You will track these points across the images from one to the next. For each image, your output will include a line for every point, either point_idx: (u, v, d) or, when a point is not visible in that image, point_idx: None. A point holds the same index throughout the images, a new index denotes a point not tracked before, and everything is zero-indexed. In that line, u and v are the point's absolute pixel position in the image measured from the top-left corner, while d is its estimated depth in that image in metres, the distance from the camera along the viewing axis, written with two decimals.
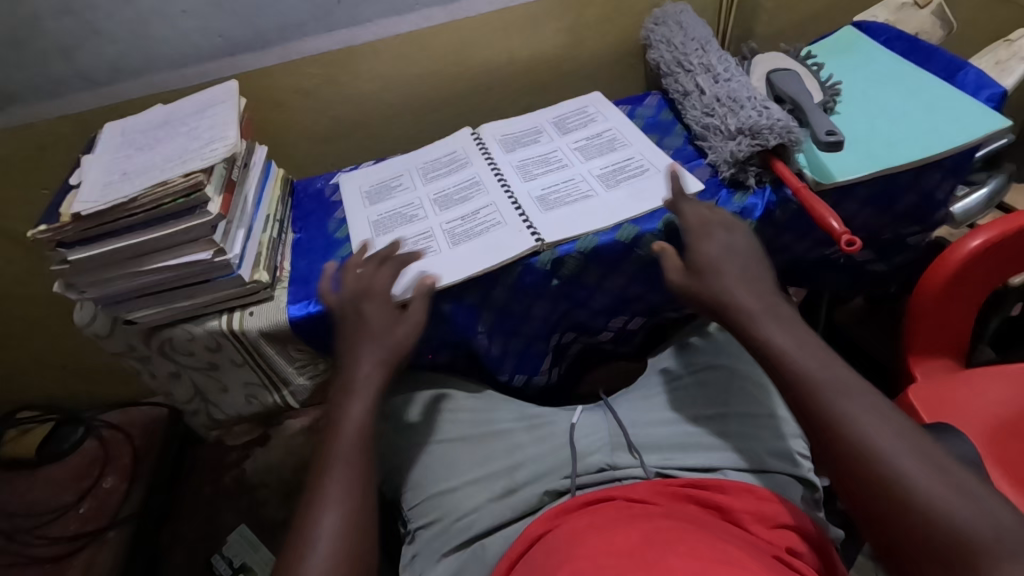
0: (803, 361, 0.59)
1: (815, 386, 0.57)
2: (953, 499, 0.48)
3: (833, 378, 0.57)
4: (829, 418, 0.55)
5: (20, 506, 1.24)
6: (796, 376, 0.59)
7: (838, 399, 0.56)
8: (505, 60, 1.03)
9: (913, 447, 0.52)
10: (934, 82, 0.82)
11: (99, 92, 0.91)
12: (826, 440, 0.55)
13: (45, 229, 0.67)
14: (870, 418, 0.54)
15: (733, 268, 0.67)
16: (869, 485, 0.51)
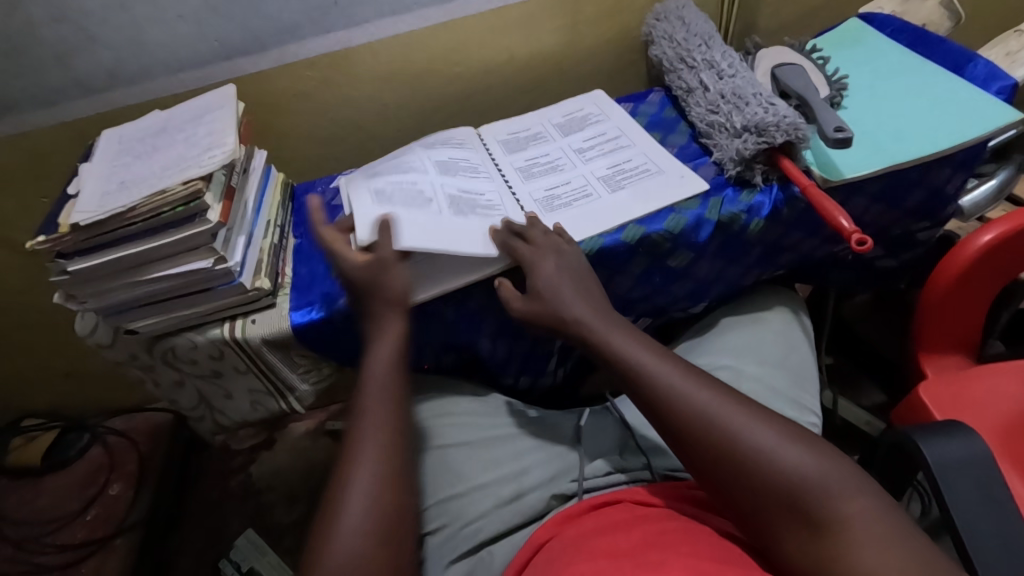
0: (645, 364, 0.59)
1: (662, 386, 0.57)
2: (802, 458, 0.50)
3: (676, 377, 0.57)
4: (684, 419, 0.55)
5: (27, 514, 1.24)
6: (648, 381, 0.58)
7: (688, 398, 0.55)
8: (505, 59, 1.01)
9: (762, 431, 0.52)
10: (943, 75, 0.80)
11: (96, 100, 0.90)
12: (691, 442, 0.54)
13: (43, 239, 0.66)
14: (721, 409, 0.54)
15: (566, 287, 0.66)
16: (736, 480, 0.51)
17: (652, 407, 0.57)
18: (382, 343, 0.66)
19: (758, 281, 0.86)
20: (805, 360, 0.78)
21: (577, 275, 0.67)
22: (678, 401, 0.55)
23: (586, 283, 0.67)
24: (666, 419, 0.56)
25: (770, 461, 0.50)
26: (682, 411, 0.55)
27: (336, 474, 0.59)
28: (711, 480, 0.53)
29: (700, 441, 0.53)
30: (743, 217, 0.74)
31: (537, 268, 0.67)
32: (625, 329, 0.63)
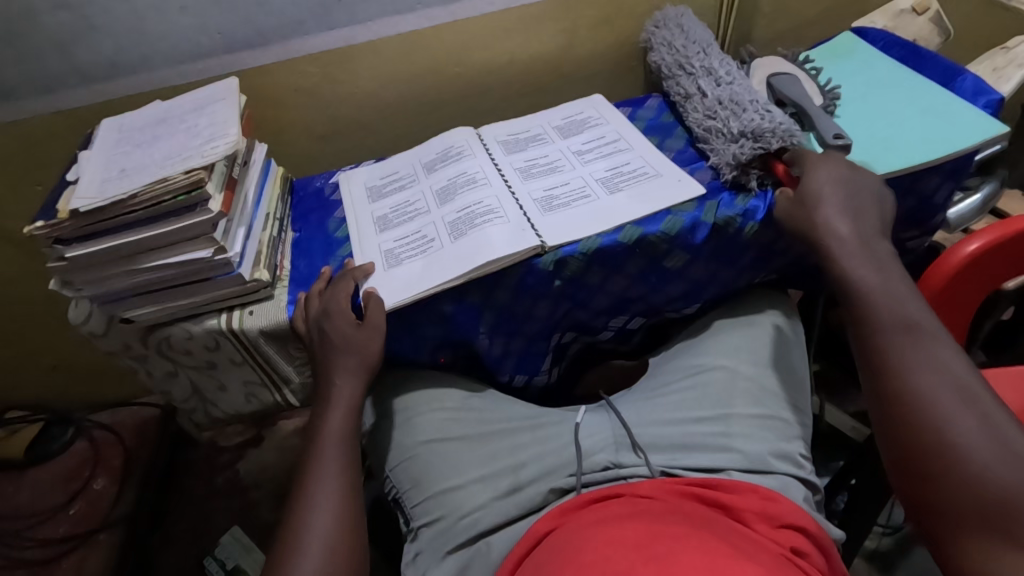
0: (897, 333, 0.60)
1: (892, 354, 0.59)
2: (1007, 470, 0.48)
3: (938, 354, 0.57)
4: (897, 389, 0.57)
5: (8, 508, 1.22)
6: (878, 347, 0.60)
7: (916, 375, 0.56)
8: (507, 61, 1.03)
9: (990, 430, 0.51)
10: (932, 87, 0.83)
11: (94, 89, 0.90)
12: (895, 412, 0.56)
13: (42, 225, 0.65)
14: (952, 395, 0.54)
15: (836, 198, 0.69)
16: (936, 464, 0.52)
17: (877, 372, 0.59)
18: (338, 404, 0.69)
19: (749, 285, 0.88)
20: (798, 360, 0.79)
21: (850, 195, 0.69)
22: (902, 371, 0.57)
23: (862, 245, 0.67)
24: (883, 384, 0.58)
25: (977, 461, 0.50)
26: (896, 381, 0.57)
27: (287, 538, 0.60)
28: (906, 456, 0.54)
29: (907, 413, 0.55)
30: (739, 220, 0.76)
31: (814, 170, 0.71)
32: (887, 278, 0.64)
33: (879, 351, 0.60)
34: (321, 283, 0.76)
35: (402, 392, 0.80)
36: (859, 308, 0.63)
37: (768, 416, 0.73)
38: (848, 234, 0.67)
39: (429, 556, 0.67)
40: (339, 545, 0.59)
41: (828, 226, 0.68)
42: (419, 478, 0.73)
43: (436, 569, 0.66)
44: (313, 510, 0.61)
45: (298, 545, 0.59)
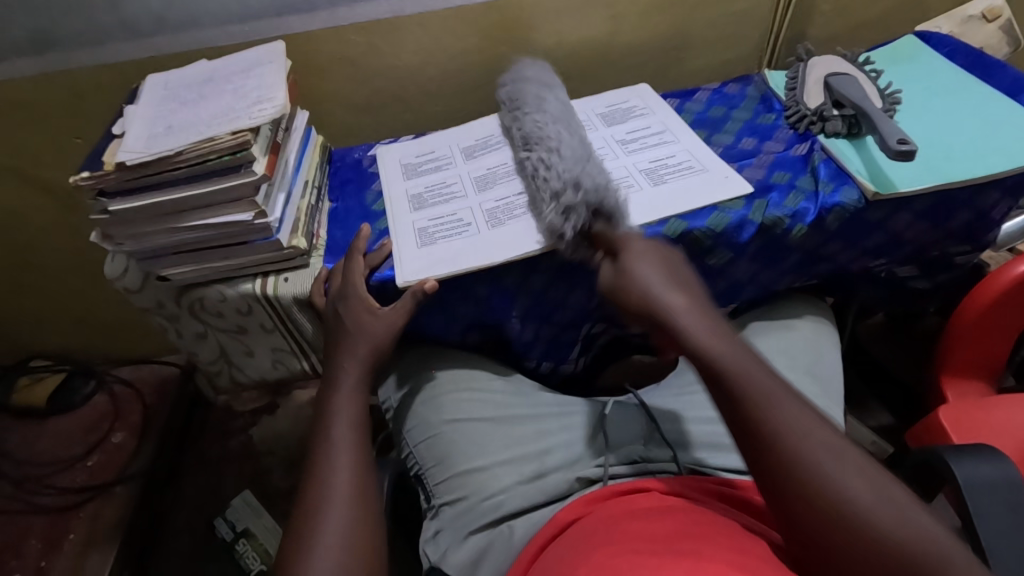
0: (735, 369, 0.51)
1: (764, 419, 0.49)
2: (898, 521, 0.43)
3: (787, 404, 0.49)
4: (777, 459, 0.47)
5: (28, 454, 1.24)
6: (751, 412, 0.49)
7: (793, 436, 0.47)
8: (554, 44, 1.01)
9: (877, 485, 0.45)
10: (997, 98, 0.80)
11: (141, 44, 0.89)
12: (779, 482, 0.47)
13: (87, 176, 0.65)
14: (821, 443, 0.47)
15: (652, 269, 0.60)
16: (833, 535, 0.44)
17: (754, 439, 0.49)
18: (361, 382, 0.67)
19: (787, 289, 0.86)
20: (833, 369, 0.78)
21: (672, 272, 0.60)
22: (779, 435, 0.48)
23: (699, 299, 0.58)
24: (754, 436, 0.49)
25: (867, 521, 0.43)
26: (778, 446, 0.48)
27: (307, 496, 0.57)
28: (798, 532, 0.46)
29: (793, 480, 0.46)
30: (787, 221, 0.74)
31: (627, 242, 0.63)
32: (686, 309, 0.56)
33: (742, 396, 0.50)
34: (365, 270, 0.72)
35: (429, 370, 0.79)
36: (709, 368, 0.52)
37: None
38: (686, 302, 0.57)
39: (450, 534, 0.67)
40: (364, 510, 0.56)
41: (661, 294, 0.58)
42: (442, 456, 0.73)
43: (457, 548, 0.66)
44: (331, 469, 0.58)
45: (318, 502, 0.56)
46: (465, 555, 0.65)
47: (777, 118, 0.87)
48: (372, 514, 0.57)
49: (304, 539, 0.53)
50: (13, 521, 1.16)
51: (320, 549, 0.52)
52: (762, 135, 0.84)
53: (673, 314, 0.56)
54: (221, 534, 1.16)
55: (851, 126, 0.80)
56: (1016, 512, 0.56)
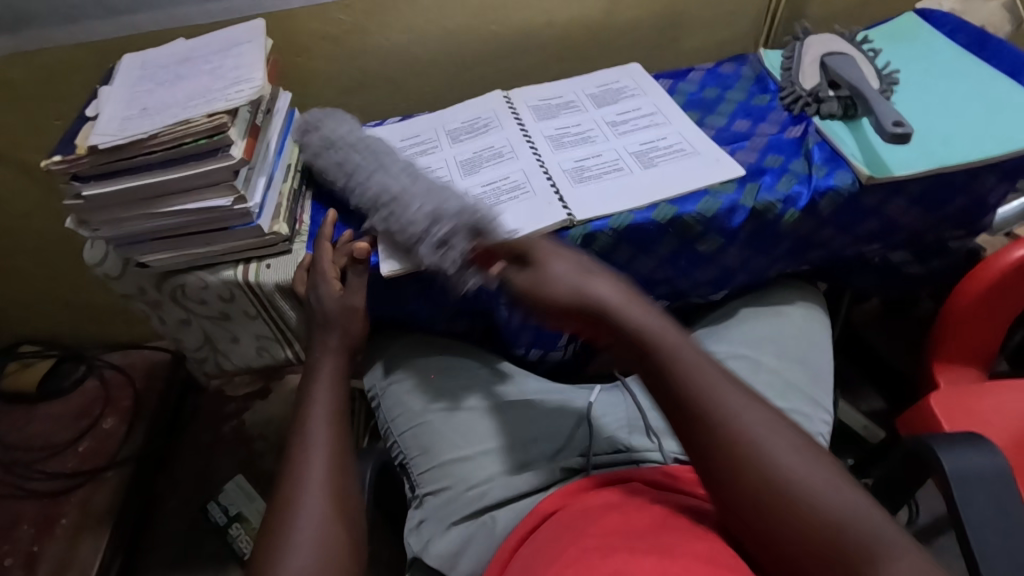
0: (671, 345, 0.51)
1: (698, 397, 0.49)
2: (827, 495, 0.44)
3: (725, 389, 0.49)
4: (716, 445, 0.47)
5: (20, 439, 1.24)
6: (689, 390, 0.49)
7: (735, 422, 0.47)
8: (545, 22, 0.98)
9: (806, 460, 0.46)
10: (997, 79, 0.78)
11: (117, 21, 0.86)
12: (718, 470, 0.47)
13: (59, 159, 0.63)
14: (761, 424, 0.47)
15: (569, 262, 0.59)
16: (768, 510, 0.44)
17: (687, 417, 0.49)
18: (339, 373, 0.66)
19: (779, 275, 0.85)
20: (823, 358, 0.77)
21: (592, 267, 0.59)
22: (713, 415, 0.47)
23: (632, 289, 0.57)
24: (688, 412, 0.49)
25: (807, 498, 0.44)
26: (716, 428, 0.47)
27: (284, 487, 0.56)
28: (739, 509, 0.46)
29: (728, 461, 0.46)
30: (779, 206, 0.73)
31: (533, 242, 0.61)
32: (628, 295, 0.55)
33: (676, 372, 0.50)
34: (340, 265, 0.71)
35: (413, 359, 0.79)
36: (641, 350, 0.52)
37: (793, 412, 0.70)
38: (615, 289, 0.55)
39: (434, 524, 0.67)
40: (341, 504, 0.55)
41: (587, 287, 0.56)
42: (427, 445, 0.72)
43: (439, 539, 0.65)
44: (308, 460, 0.57)
45: (297, 493, 0.55)
46: (448, 545, 0.64)
47: (771, 99, 0.84)
48: (351, 507, 0.56)
49: (282, 531, 0.52)
50: (6, 506, 1.16)
51: (296, 543, 0.51)
52: (757, 117, 0.82)
53: (600, 302, 0.55)
54: (213, 516, 1.15)
55: (847, 108, 0.78)
56: (1004, 503, 0.55)
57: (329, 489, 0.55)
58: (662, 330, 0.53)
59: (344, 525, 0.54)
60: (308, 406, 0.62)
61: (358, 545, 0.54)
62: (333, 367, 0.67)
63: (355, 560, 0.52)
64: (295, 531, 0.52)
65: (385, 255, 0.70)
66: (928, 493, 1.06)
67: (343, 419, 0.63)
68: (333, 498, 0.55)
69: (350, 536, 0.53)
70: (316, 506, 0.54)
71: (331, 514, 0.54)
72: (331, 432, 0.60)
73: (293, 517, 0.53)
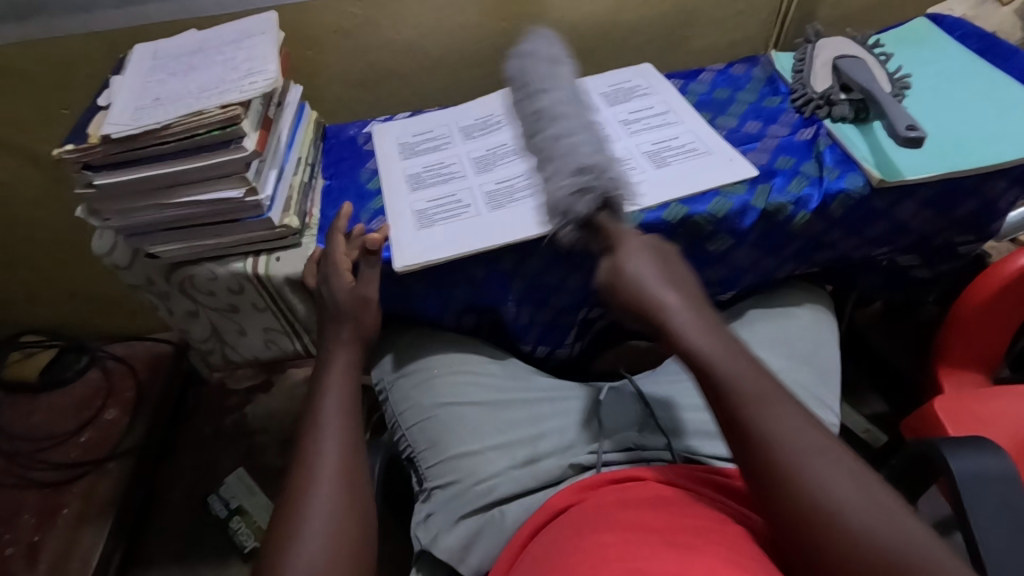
0: (729, 369, 0.49)
1: (753, 422, 0.47)
2: (875, 518, 0.42)
3: (782, 409, 0.48)
4: (772, 469, 0.46)
5: (22, 429, 1.24)
6: (739, 413, 0.48)
7: (785, 442, 0.46)
8: (556, 19, 0.98)
9: (855, 484, 0.44)
10: (1009, 84, 0.78)
11: (128, 11, 0.86)
12: (769, 494, 0.46)
13: (72, 148, 0.63)
14: (811, 447, 0.46)
15: (651, 269, 0.57)
16: (810, 531, 0.43)
17: (737, 439, 0.48)
18: (345, 367, 0.66)
19: (787, 277, 0.85)
20: (830, 359, 0.77)
21: (670, 270, 0.57)
22: (768, 437, 0.46)
23: (698, 301, 0.55)
24: (737, 432, 0.48)
25: (848, 522, 0.42)
26: (768, 450, 0.46)
27: (295, 479, 0.56)
28: (783, 530, 0.45)
29: (774, 478, 0.45)
30: (790, 208, 0.73)
31: (625, 239, 0.60)
32: (700, 318, 0.53)
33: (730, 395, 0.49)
34: (351, 258, 0.71)
35: (421, 353, 0.79)
36: (709, 373, 0.50)
37: None
38: (682, 302, 0.54)
39: (442, 517, 0.67)
40: (351, 496, 0.55)
41: (655, 294, 0.55)
42: (436, 438, 0.72)
43: (447, 533, 0.65)
44: (321, 453, 0.57)
45: (309, 484, 0.55)
46: (457, 539, 0.64)
47: (782, 101, 0.84)
48: (361, 499, 0.56)
49: (294, 521, 0.52)
50: (8, 496, 1.16)
51: (307, 534, 0.51)
52: (767, 119, 0.82)
53: (668, 313, 0.54)
54: (215, 510, 1.15)
55: (858, 110, 0.78)
56: (1013, 507, 0.55)
57: (340, 481, 0.55)
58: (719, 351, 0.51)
59: (355, 516, 0.54)
60: (319, 399, 0.63)
61: (368, 539, 0.54)
62: (343, 360, 0.67)
63: (364, 553, 0.53)
64: (308, 521, 0.52)
65: (399, 250, 0.70)
66: (929, 497, 1.06)
67: (353, 411, 0.62)
68: (344, 490, 0.55)
69: (360, 528, 0.53)
70: (328, 497, 0.54)
71: (342, 505, 0.54)
72: (340, 424, 0.60)
73: (305, 508, 0.53)
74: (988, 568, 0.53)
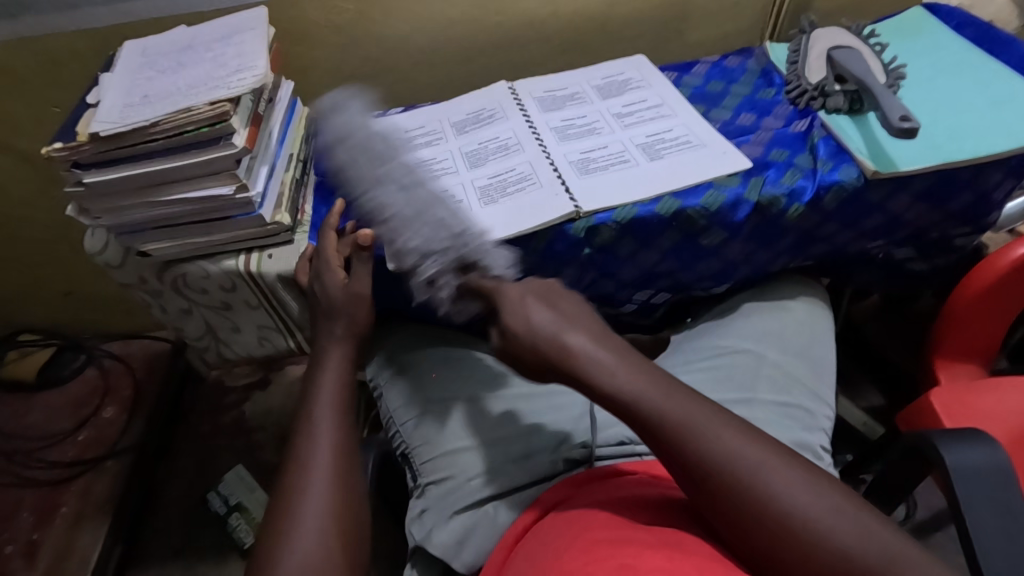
0: (651, 403, 0.50)
1: (696, 448, 0.48)
2: (830, 518, 0.44)
3: (719, 425, 0.48)
4: (722, 479, 0.47)
5: (20, 428, 1.24)
6: (677, 441, 0.49)
7: (725, 455, 0.47)
8: (549, 12, 0.97)
9: (806, 486, 0.46)
10: (1004, 74, 0.78)
11: (117, 7, 0.85)
12: (723, 507, 0.46)
13: (60, 146, 0.63)
14: (754, 458, 0.47)
15: (547, 313, 0.58)
16: (771, 535, 0.44)
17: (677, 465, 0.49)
18: (336, 364, 0.66)
19: (783, 269, 0.85)
20: (825, 351, 0.77)
21: (570, 313, 0.58)
22: (709, 461, 0.47)
23: (607, 336, 0.56)
24: (674, 458, 0.49)
25: (806, 523, 0.44)
26: (710, 472, 0.47)
27: (288, 478, 0.56)
28: (736, 541, 0.46)
29: (723, 492, 0.46)
30: (784, 200, 0.72)
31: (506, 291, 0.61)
32: (619, 356, 0.54)
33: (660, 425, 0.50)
34: (343, 255, 0.71)
35: (416, 350, 0.79)
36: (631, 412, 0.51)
37: (791, 406, 0.70)
38: (588, 343, 0.55)
39: (435, 513, 0.66)
40: (344, 494, 0.55)
41: (564, 336, 0.56)
42: (430, 435, 0.72)
43: (442, 528, 0.64)
44: (313, 451, 0.57)
45: (301, 484, 0.55)
46: (450, 534, 0.63)
47: (777, 93, 0.84)
48: (354, 497, 0.56)
49: (286, 520, 0.52)
50: (6, 495, 1.17)
51: (300, 533, 0.51)
52: (762, 111, 0.82)
53: (577, 358, 0.54)
54: (214, 508, 1.15)
55: (853, 102, 0.78)
56: (1005, 499, 0.55)
57: (333, 479, 0.55)
58: (644, 385, 0.52)
59: (347, 513, 0.54)
60: (312, 398, 0.62)
61: (361, 537, 0.54)
62: (337, 357, 0.67)
63: (357, 551, 0.53)
64: (300, 521, 0.52)
65: (394, 245, 0.69)
66: (926, 490, 1.06)
67: (346, 409, 0.62)
68: (337, 487, 0.55)
69: (353, 525, 0.53)
70: (321, 496, 0.54)
71: (335, 504, 0.54)
72: (331, 422, 0.60)
73: (298, 507, 0.53)
74: (982, 562, 0.53)
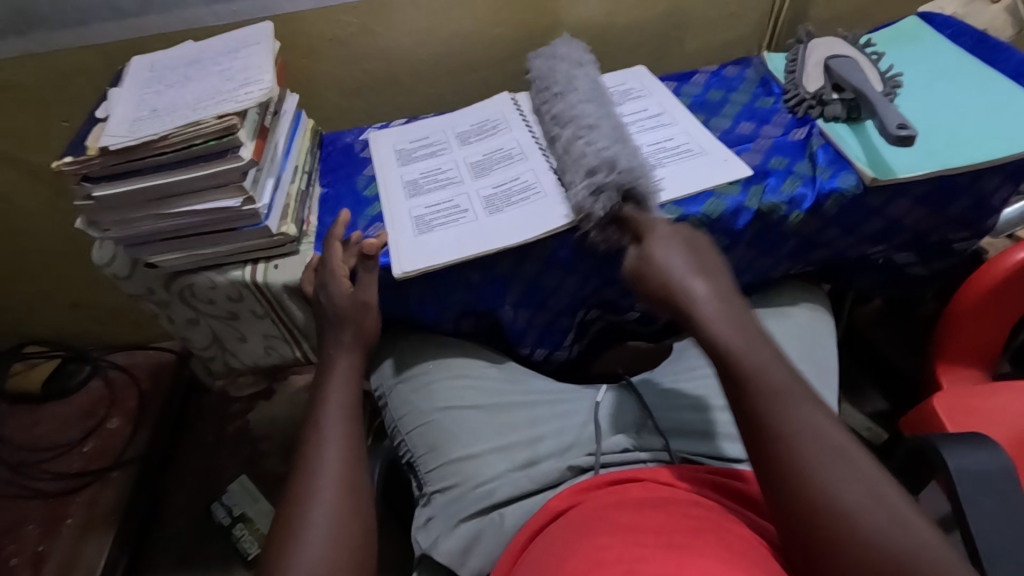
0: (753, 361, 0.50)
1: (776, 416, 0.47)
2: (881, 521, 0.42)
3: (807, 404, 0.47)
4: (788, 459, 0.45)
5: (25, 439, 1.25)
6: (762, 406, 0.48)
7: (806, 437, 0.46)
8: (550, 24, 0.98)
9: (866, 486, 0.44)
10: (1000, 82, 0.79)
11: (125, 24, 0.87)
12: (784, 489, 0.45)
13: (70, 160, 0.64)
14: (829, 444, 0.46)
15: (678, 261, 0.58)
16: (823, 531, 0.43)
17: (752, 434, 0.48)
18: (343, 373, 0.66)
19: (784, 276, 0.86)
20: (828, 357, 0.78)
21: (697, 264, 0.58)
22: (796, 434, 0.46)
23: (723, 292, 0.55)
24: (754, 424, 0.48)
25: (861, 525, 0.42)
26: (787, 446, 0.46)
27: (296, 486, 0.56)
28: (792, 530, 0.44)
29: (788, 472, 0.45)
30: (784, 207, 0.73)
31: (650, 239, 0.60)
32: (726, 315, 0.53)
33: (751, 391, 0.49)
34: (349, 265, 0.71)
35: (422, 357, 0.79)
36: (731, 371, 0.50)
37: None
38: (709, 295, 0.54)
39: (441, 522, 0.67)
40: (351, 502, 0.55)
41: (686, 284, 0.56)
42: (436, 443, 0.72)
43: (447, 536, 0.65)
44: (320, 460, 0.58)
45: (308, 493, 0.55)
46: (456, 542, 0.64)
47: (775, 101, 0.85)
48: (362, 504, 0.56)
49: (294, 529, 0.52)
50: (12, 506, 1.17)
51: (308, 542, 0.51)
52: (761, 120, 0.83)
53: (694, 304, 0.54)
54: (218, 518, 1.15)
55: (850, 110, 0.79)
56: (1010, 503, 0.56)
57: (340, 487, 0.56)
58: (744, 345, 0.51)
59: (354, 521, 0.54)
60: (319, 407, 0.63)
61: (368, 544, 0.54)
62: (343, 366, 0.67)
63: (365, 558, 0.53)
64: (308, 531, 0.52)
65: (398, 256, 0.70)
66: (932, 495, 1.06)
67: (353, 417, 0.63)
68: (344, 496, 0.55)
69: (360, 533, 0.54)
70: (327, 505, 0.54)
71: (341, 512, 0.54)
72: (339, 431, 0.60)
73: (305, 517, 0.53)
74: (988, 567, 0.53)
